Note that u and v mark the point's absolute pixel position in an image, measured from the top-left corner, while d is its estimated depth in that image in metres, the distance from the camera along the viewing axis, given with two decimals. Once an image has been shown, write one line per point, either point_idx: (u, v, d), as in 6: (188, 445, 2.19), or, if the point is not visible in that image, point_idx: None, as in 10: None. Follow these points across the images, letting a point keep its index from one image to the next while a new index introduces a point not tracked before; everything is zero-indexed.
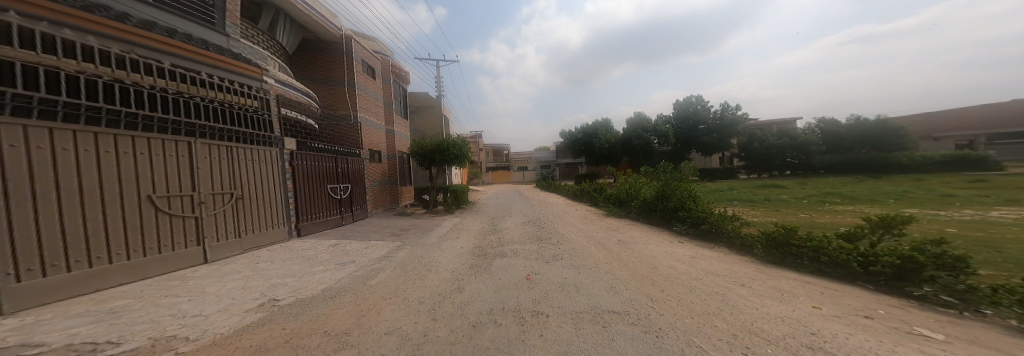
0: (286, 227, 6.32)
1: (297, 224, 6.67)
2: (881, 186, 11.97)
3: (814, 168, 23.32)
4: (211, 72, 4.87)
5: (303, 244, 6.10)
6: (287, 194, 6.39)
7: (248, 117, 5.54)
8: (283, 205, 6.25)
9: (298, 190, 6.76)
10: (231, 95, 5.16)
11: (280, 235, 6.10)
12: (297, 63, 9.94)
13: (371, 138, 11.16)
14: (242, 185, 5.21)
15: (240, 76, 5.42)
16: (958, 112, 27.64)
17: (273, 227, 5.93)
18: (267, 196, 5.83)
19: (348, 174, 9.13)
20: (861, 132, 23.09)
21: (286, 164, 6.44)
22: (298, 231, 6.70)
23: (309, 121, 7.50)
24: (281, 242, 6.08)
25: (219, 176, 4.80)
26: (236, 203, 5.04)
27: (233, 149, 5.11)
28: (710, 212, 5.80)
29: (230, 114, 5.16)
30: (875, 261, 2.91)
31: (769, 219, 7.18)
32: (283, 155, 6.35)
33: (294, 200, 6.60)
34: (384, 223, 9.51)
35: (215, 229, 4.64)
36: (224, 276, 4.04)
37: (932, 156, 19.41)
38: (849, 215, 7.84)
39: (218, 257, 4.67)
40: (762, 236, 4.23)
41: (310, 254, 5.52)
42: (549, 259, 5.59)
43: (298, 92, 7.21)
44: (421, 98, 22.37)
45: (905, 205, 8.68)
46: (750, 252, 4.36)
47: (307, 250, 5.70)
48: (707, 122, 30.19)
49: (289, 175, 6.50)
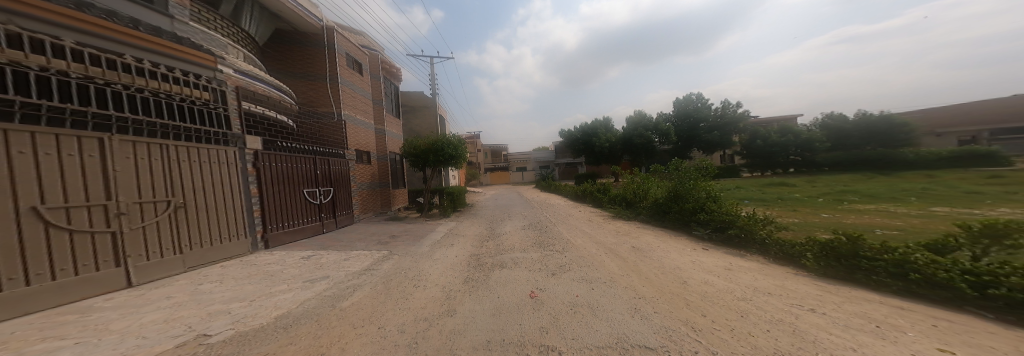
0: (251, 238, 5.53)
1: (265, 234, 5.89)
2: (899, 183, 11.49)
3: (818, 164, 23.06)
4: (141, 56, 4.03)
5: (267, 257, 5.32)
6: (250, 200, 5.61)
7: (194, 111, 4.72)
8: (246, 212, 5.48)
9: (266, 197, 5.98)
10: (170, 84, 4.34)
11: (241, 248, 5.30)
12: (273, 58, 9.13)
13: (357, 138, 10.37)
14: (185, 191, 4.37)
15: (184, 63, 4.60)
16: (956, 109, 27.67)
17: (230, 239, 5.10)
18: (221, 204, 4.99)
19: (330, 177, 8.36)
20: (865, 129, 22.86)
21: (250, 166, 5.69)
22: (266, 243, 5.91)
23: (281, 118, 6.79)
24: (243, 256, 5.30)
25: (147, 182, 3.89)
26: (175, 213, 4.18)
27: (168, 148, 4.22)
28: (735, 214, 5.12)
29: (166, 106, 4.33)
30: (998, 283, 2.07)
31: (798, 221, 6.53)
32: (244, 155, 5.57)
33: (259, 206, 5.82)
34: (370, 229, 8.70)
35: (148, 245, 3.79)
36: (148, 304, 3.14)
37: (939, 151, 19.11)
38: (878, 215, 7.25)
39: (151, 279, 3.79)
40: (817, 246, 3.51)
41: (275, 270, 4.73)
42: (556, 271, 4.87)
43: (267, 85, 6.44)
44: (415, 97, 21.60)
45: (930, 203, 8.19)
46: (799, 264, 3.67)
47: (272, 266, 4.91)
48: (708, 121, 30.23)
49: (253, 178, 5.73)
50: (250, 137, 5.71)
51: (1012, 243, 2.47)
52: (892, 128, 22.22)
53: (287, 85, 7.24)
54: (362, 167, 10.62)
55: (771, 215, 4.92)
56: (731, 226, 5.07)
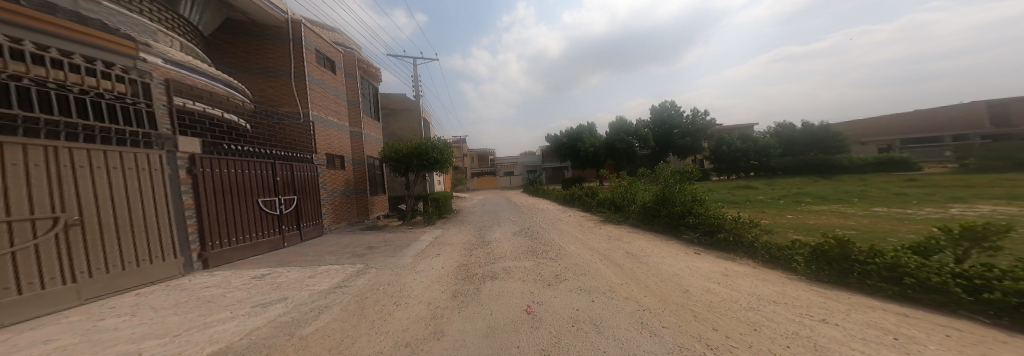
0: (183, 258, 4.66)
1: (203, 252, 5.01)
2: (842, 186, 12.93)
3: (772, 169, 25.42)
4: (20, 35, 3.06)
5: (202, 281, 4.46)
6: (183, 213, 4.74)
7: (102, 106, 3.80)
8: (176, 228, 4.61)
9: (204, 208, 5.11)
10: (64, 72, 3.42)
11: (168, 271, 4.42)
12: (225, 49, 8.05)
13: (329, 141, 9.46)
14: (86, 205, 3.49)
15: (88, 47, 3.67)
16: (879, 121, 31.99)
17: (150, 261, 4.19)
18: (138, 220, 4.07)
19: (294, 184, 7.47)
20: (810, 137, 25.64)
21: (183, 173, 4.81)
22: (204, 262, 5.03)
23: (227, 117, 5.93)
24: (171, 280, 4.43)
25: (21, 194, 2.94)
26: (70, 234, 3.28)
27: (60, 150, 3.29)
28: (723, 217, 5.27)
29: (61, 99, 3.44)
30: (990, 287, 2.17)
31: (775, 223, 6.96)
32: (174, 160, 4.70)
33: (195, 220, 4.95)
34: (342, 240, 7.85)
35: (20, 274, 2.83)
36: (15, 353, 2.39)
37: (867, 157, 21.94)
38: (836, 215, 7.96)
39: (22, 319, 2.82)
40: (807, 250, 3.64)
41: (215, 296, 4.01)
42: (551, 282, 4.63)
43: (210, 79, 5.56)
44: (393, 98, 20.56)
45: (874, 203, 9.17)
46: (790, 268, 3.80)
47: (210, 290, 4.17)
48: (680, 128, 32.29)
49: (187, 187, 4.86)
50: (183, 137, 4.83)
51: (989, 246, 2.68)
52: (832, 136, 25.19)
53: (237, 81, 6.38)
54: (334, 172, 9.70)
55: (755, 218, 5.14)
56: (719, 230, 5.21)
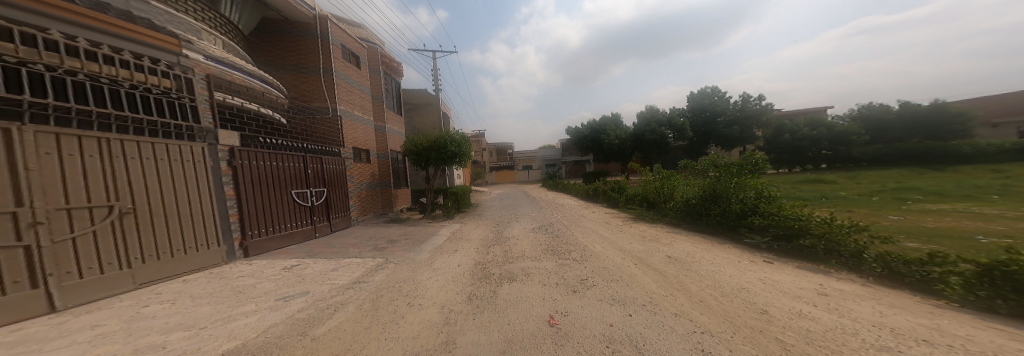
0: (225, 247, 4.75)
1: (244, 241, 5.14)
2: (956, 179, 10.20)
3: (853, 159, 21.29)
4: (73, 32, 3.19)
5: (238, 267, 4.54)
6: (224, 204, 4.84)
7: (149, 100, 3.94)
8: (220, 217, 4.72)
9: (245, 199, 5.25)
10: (116, 67, 3.53)
11: (212, 258, 4.48)
12: (262, 50, 8.54)
13: (355, 135, 9.86)
14: (138, 195, 3.55)
15: (133, 44, 3.78)
16: (1011, 98, 25.19)
17: (197, 249, 4.27)
18: (186, 210, 4.15)
19: (324, 177, 7.74)
20: (912, 120, 20.96)
21: (224, 165, 4.95)
22: (246, 251, 5.15)
23: (264, 111, 6.15)
24: (215, 267, 4.50)
25: (81, 184, 3.02)
26: (124, 222, 3.34)
27: (115, 142, 3.38)
28: (804, 219, 4.10)
29: (112, 94, 3.55)
30: None
31: (885, 228, 5.43)
32: (216, 153, 4.83)
33: (236, 211, 5.09)
34: (368, 232, 8.00)
35: (79, 259, 2.90)
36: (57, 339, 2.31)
37: (1000, 144, 17.20)
38: (960, 217, 6.08)
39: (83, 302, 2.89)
40: (970, 270, 2.48)
41: (246, 285, 3.92)
42: (577, 288, 4.01)
43: (247, 75, 5.77)
44: (418, 95, 21.02)
45: (1016, 202, 6.96)
46: (929, 291, 2.65)
47: (245, 279, 4.10)
48: (728, 115, 28.68)
49: (229, 178, 5.00)
50: (223, 130, 4.97)
51: None
52: (939, 118, 20.35)
53: (274, 79, 6.69)
54: (360, 165, 10.11)
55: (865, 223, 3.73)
56: (802, 235, 4.01)
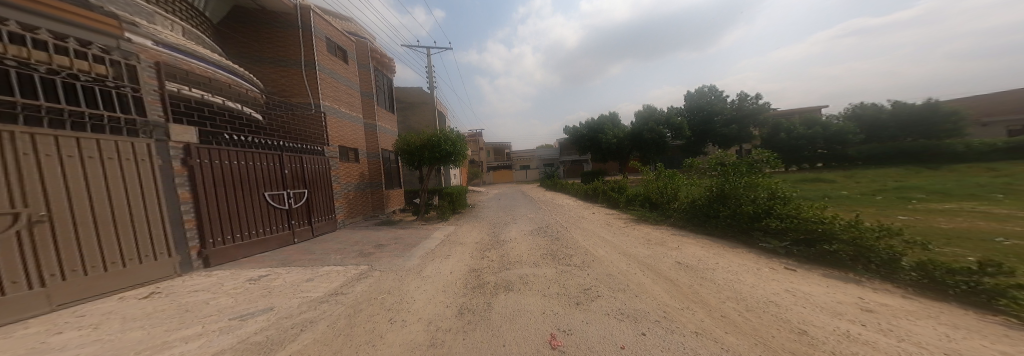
0: (179, 257, 4.18)
1: (204, 250, 4.59)
2: (958, 178, 10.12)
3: (848, 158, 21.44)
4: None
5: (192, 280, 4.01)
6: (179, 209, 4.29)
7: (77, 89, 3.34)
8: (173, 224, 4.16)
9: (206, 203, 4.72)
10: (25, 47, 2.95)
11: (162, 271, 3.92)
12: (238, 42, 7.96)
13: (342, 133, 9.40)
14: (57, 199, 2.94)
15: (55, 22, 3.21)
16: (998, 98, 25.76)
17: (141, 260, 3.68)
18: (125, 216, 3.55)
19: (304, 177, 7.23)
20: (903, 119, 21.28)
21: (178, 164, 4.39)
22: (205, 260, 4.60)
23: (229, 105, 5.64)
24: (166, 280, 3.93)
25: None
26: (37, 234, 2.73)
27: (25, 136, 2.76)
28: (824, 221, 3.80)
29: (22, 80, 2.95)
30: None
31: (910, 229, 5.20)
32: (167, 151, 4.27)
33: (194, 216, 4.54)
34: (354, 236, 7.50)
35: None
36: None
37: (991, 143, 17.40)
38: (971, 217, 5.90)
39: None
40: None
41: (198, 301, 3.38)
42: (580, 299, 3.61)
43: (207, 65, 5.32)
44: (411, 93, 20.39)
45: (1022, 201, 6.85)
46: (985, 306, 2.30)
47: (198, 295, 3.57)
48: (725, 114, 28.71)
49: (184, 180, 4.46)
50: (177, 125, 4.44)
51: None
52: (931, 117, 20.62)
53: (242, 68, 6.23)
54: (348, 165, 9.59)
55: (887, 223, 3.48)
56: (826, 241, 3.69)
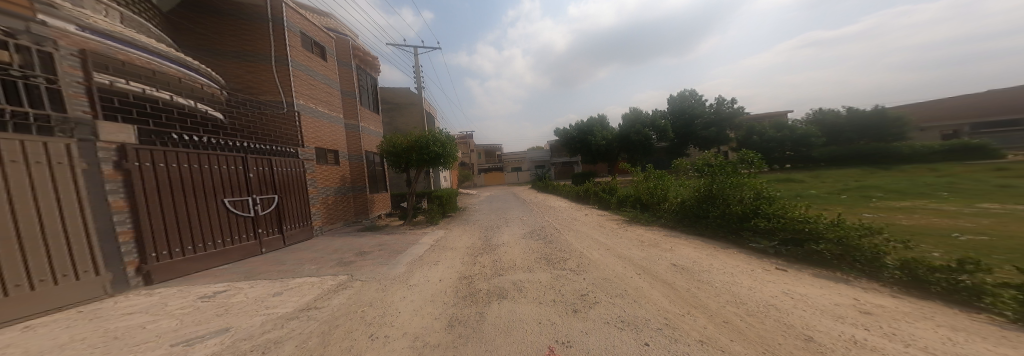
0: (112, 274, 3.57)
1: (144, 266, 3.97)
2: (914, 177, 11.02)
3: (813, 159, 23.03)
4: None
5: (127, 302, 3.45)
6: (110, 219, 3.66)
7: None
8: (103, 237, 3.55)
9: (148, 211, 4.12)
10: None
11: (86, 292, 3.27)
12: (196, 34, 7.19)
13: (319, 134, 8.80)
14: None
15: None
16: (937, 105, 28.63)
17: (62, 279, 3.07)
18: (36, 232, 2.89)
19: (272, 181, 6.63)
20: (859, 124, 23.18)
21: (109, 167, 3.77)
22: (146, 277, 3.99)
23: (179, 100, 5.04)
24: (93, 302, 3.30)
25: None
26: None
27: None
28: (811, 220, 3.89)
29: None
30: None
31: (887, 226, 5.50)
32: (95, 152, 3.64)
33: (132, 227, 3.92)
34: (333, 244, 6.95)
35: None
36: None
37: (932, 145, 19.26)
38: (928, 214, 6.36)
39: None
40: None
41: (132, 327, 2.87)
42: (578, 307, 3.45)
43: (151, 56, 4.73)
44: (397, 93, 19.68)
45: (973, 199, 7.46)
46: (969, 303, 2.36)
47: (133, 319, 3.05)
48: (705, 117, 30.05)
49: (119, 185, 3.85)
50: (111, 124, 3.88)
51: None
52: (883, 122, 22.62)
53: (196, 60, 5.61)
54: (326, 168, 8.98)
55: (872, 222, 3.59)
56: (812, 240, 3.78)
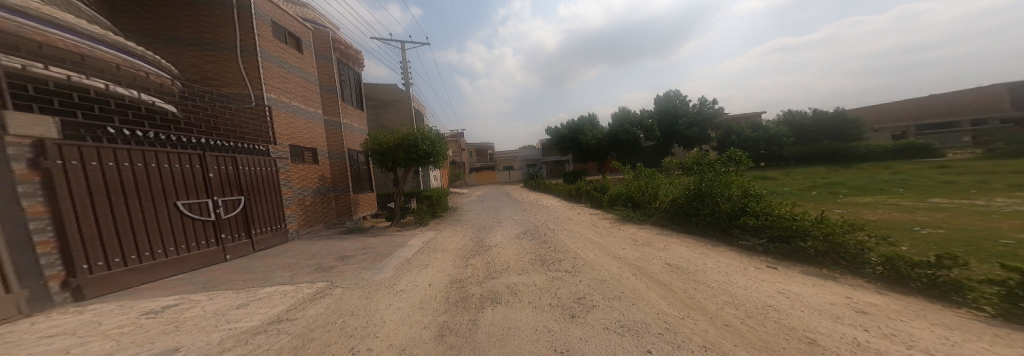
0: (29, 290, 3.07)
1: (72, 279, 3.45)
2: (875, 174, 11.93)
3: (784, 158, 24.46)
4: None
5: (49, 322, 2.98)
6: (24, 228, 3.11)
7: None
8: (15, 250, 3.01)
9: (75, 218, 3.56)
10: None
11: (2, 311, 2.77)
12: (142, 17, 6.30)
13: (295, 131, 8.19)
14: None
15: None
16: (890, 108, 31.27)
17: None
18: None
19: (236, 181, 6.07)
20: (824, 125, 24.94)
21: (21, 166, 3.20)
22: (76, 291, 3.47)
23: (117, 90, 4.48)
24: (7, 324, 2.79)
25: None
26: None
27: None
28: (799, 219, 4.01)
29: None
30: None
31: (862, 221, 5.90)
32: (4, 149, 3.07)
33: (54, 237, 3.36)
34: (312, 248, 6.46)
35: None
36: None
37: (885, 145, 21.06)
38: (891, 209, 6.84)
39: None
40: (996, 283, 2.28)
41: (55, 354, 2.43)
42: (576, 311, 3.33)
43: (77, 38, 4.16)
44: (381, 89, 18.82)
45: (930, 194, 8.12)
46: (947, 298, 2.46)
47: (59, 345, 2.60)
48: (688, 117, 31.17)
49: (37, 188, 3.29)
50: (24, 115, 3.32)
51: None
52: (844, 124, 24.42)
53: (133, 44, 4.99)
54: (304, 167, 8.39)
55: (857, 221, 3.75)
56: (800, 237, 3.88)
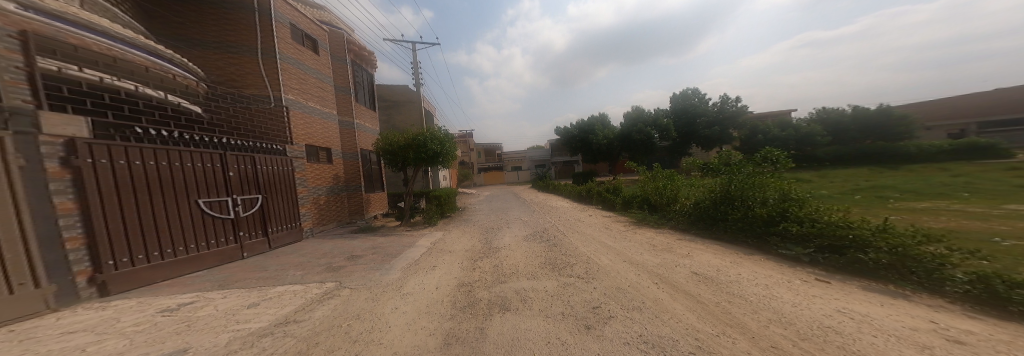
0: (57, 285, 3.11)
1: (98, 275, 3.49)
2: (925, 177, 10.75)
3: (819, 159, 22.52)
4: None
5: (72, 318, 2.98)
6: (55, 224, 3.18)
7: None
8: (45, 246, 3.07)
9: (103, 214, 3.63)
10: None
11: (27, 306, 2.80)
12: (171, 22, 6.58)
13: (311, 131, 8.33)
14: None
15: None
16: (940, 105, 28.45)
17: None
18: None
19: (255, 180, 6.18)
20: (864, 123, 23.01)
21: (54, 165, 3.25)
22: (102, 287, 3.51)
23: (146, 91, 4.59)
24: (32, 319, 2.82)
25: None
26: None
27: None
28: (858, 229, 3.56)
29: None
30: None
31: (932, 229, 5.19)
32: (37, 147, 3.13)
33: (82, 232, 3.43)
34: (324, 247, 6.49)
35: None
36: None
37: (939, 145, 19.01)
38: (954, 216, 6.01)
39: None
40: None
41: (68, 350, 2.40)
42: (591, 323, 3.00)
43: (110, 41, 4.27)
44: (394, 91, 19.11)
45: (998, 200, 7.14)
46: None
47: (76, 342, 2.57)
48: (708, 116, 29.74)
49: (68, 185, 3.37)
50: (56, 115, 3.39)
51: None
52: (886, 122, 22.45)
53: (164, 48, 5.11)
54: (318, 166, 8.52)
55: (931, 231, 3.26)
56: (859, 249, 3.40)
